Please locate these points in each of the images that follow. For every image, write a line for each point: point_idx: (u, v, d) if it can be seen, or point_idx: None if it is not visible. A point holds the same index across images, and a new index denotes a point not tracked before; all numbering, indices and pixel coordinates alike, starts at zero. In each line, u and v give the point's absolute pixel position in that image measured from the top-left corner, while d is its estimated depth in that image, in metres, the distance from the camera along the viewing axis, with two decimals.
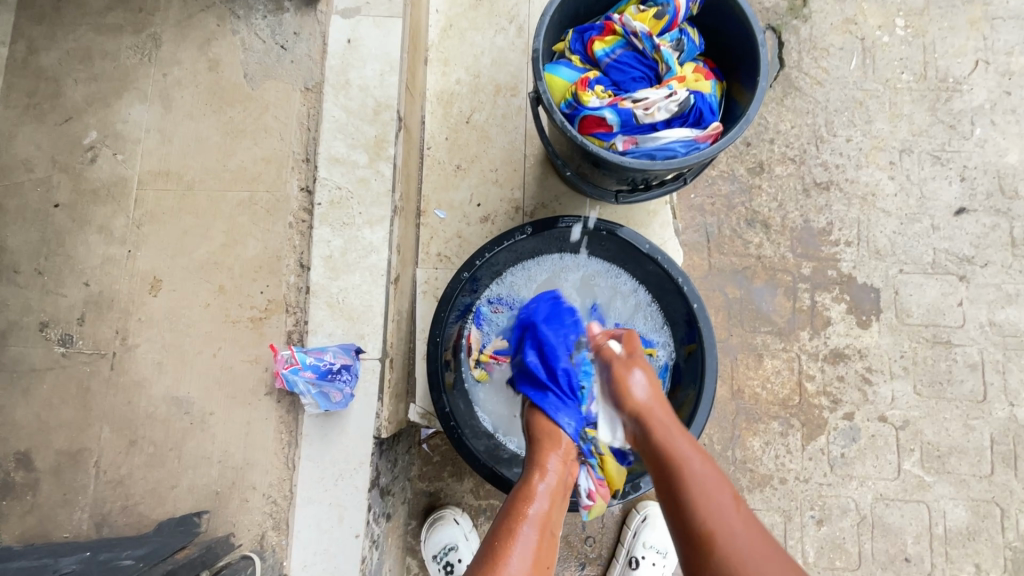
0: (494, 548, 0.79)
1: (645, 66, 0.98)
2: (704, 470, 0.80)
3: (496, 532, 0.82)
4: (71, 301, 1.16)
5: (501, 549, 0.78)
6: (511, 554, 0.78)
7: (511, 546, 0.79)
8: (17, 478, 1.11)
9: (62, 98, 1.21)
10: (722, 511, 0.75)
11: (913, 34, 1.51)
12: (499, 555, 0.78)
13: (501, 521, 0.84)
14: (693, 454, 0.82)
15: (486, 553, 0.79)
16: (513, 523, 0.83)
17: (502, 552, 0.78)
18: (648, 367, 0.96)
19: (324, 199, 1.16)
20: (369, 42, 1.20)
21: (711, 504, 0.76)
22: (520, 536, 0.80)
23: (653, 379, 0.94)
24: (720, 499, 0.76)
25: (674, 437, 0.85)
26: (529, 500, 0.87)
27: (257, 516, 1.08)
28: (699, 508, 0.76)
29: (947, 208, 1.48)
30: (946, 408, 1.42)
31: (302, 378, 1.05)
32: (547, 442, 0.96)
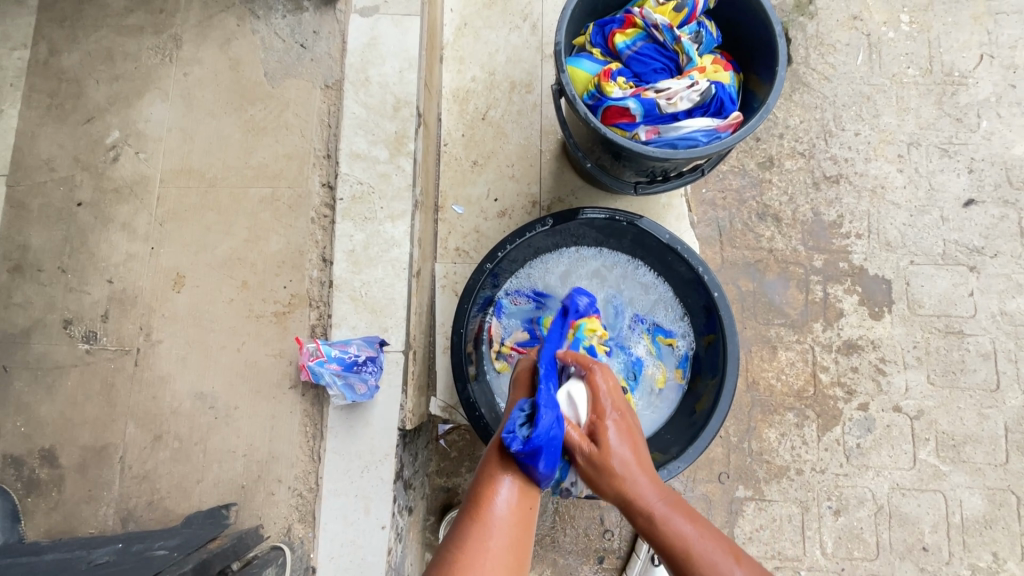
0: (478, 491, 0.77)
1: (666, 57, 1.01)
2: (702, 549, 0.71)
3: (480, 477, 0.80)
4: (95, 299, 1.17)
5: (484, 493, 0.77)
6: (498, 491, 0.76)
7: (497, 483, 0.77)
8: (42, 475, 1.11)
9: (84, 98, 1.23)
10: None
11: (918, 30, 1.54)
12: (487, 498, 0.76)
13: (483, 465, 0.81)
14: (687, 530, 0.73)
15: (472, 498, 0.77)
16: (494, 465, 0.80)
17: (488, 495, 0.76)
18: (620, 435, 0.83)
19: (346, 194, 1.17)
20: (388, 40, 1.21)
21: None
22: (506, 476, 0.78)
23: (630, 447, 0.82)
24: (725, 571, 0.68)
25: (662, 516, 0.75)
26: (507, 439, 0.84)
27: (283, 508, 1.09)
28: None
29: (956, 200, 1.49)
30: (960, 397, 1.44)
31: (327, 370, 1.07)
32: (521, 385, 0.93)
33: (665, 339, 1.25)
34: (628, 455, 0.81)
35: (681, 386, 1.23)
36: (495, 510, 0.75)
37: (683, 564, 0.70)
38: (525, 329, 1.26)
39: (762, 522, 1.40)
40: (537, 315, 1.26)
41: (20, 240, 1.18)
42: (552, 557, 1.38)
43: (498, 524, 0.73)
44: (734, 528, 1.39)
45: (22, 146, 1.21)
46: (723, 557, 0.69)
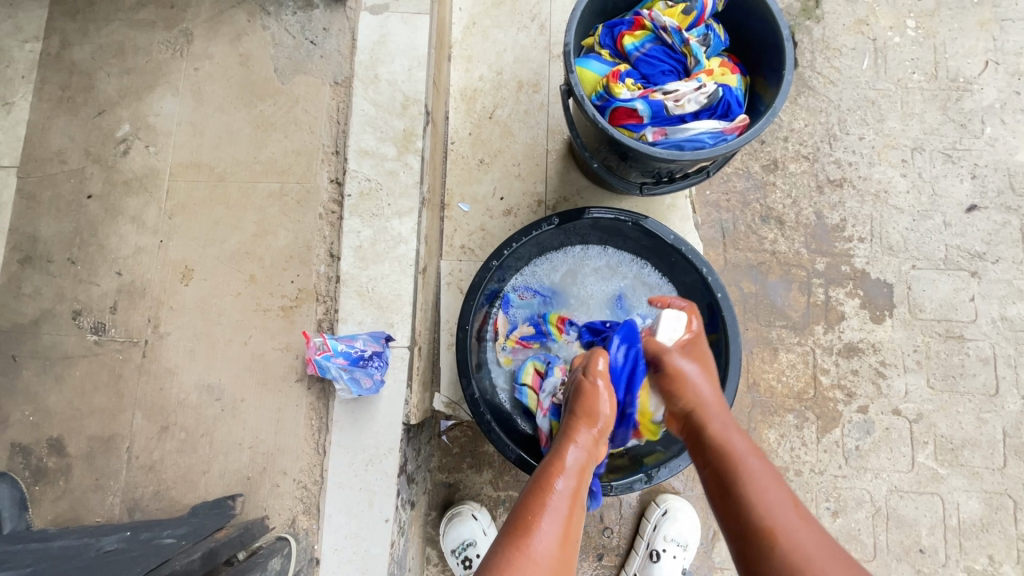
0: (522, 518, 0.74)
1: (673, 59, 1.02)
2: (758, 469, 0.79)
3: (525, 502, 0.76)
4: (103, 290, 1.18)
5: (530, 520, 0.73)
6: (542, 524, 0.72)
7: (540, 518, 0.73)
8: (50, 464, 1.12)
9: (95, 91, 1.24)
10: (780, 516, 0.73)
11: (923, 35, 1.54)
12: (530, 526, 0.72)
13: (529, 494, 0.77)
14: (746, 451, 0.82)
15: (515, 522, 0.74)
16: (542, 496, 0.76)
17: (532, 525, 0.72)
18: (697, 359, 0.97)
19: (353, 190, 1.18)
20: (397, 38, 1.22)
21: (767, 507, 0.74)
22: (552, 509, 0.75)
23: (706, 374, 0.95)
24: (773, 495, 0.76)
25: (728, 434, 0.85)
26: (562, 474, 0.80)
27: (288, 500, 1.10)
28: (755, 508, 0.75)
29: (958, 205, 1.50)
30: (959, 401, 1.45)
31: (333, 364, 1.08)
32: (585, 418, 0.88)
33: None
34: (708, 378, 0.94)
35: None
36: (535, 543, 0.70)
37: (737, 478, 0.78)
38: (531, 324, 1.27)
39: None
40: (542, 311, 1.28)
41: (30, 231, 1.20)
42: None
43: (539, 561, 0.69)
44: None
45: (33, 138, 1.22)
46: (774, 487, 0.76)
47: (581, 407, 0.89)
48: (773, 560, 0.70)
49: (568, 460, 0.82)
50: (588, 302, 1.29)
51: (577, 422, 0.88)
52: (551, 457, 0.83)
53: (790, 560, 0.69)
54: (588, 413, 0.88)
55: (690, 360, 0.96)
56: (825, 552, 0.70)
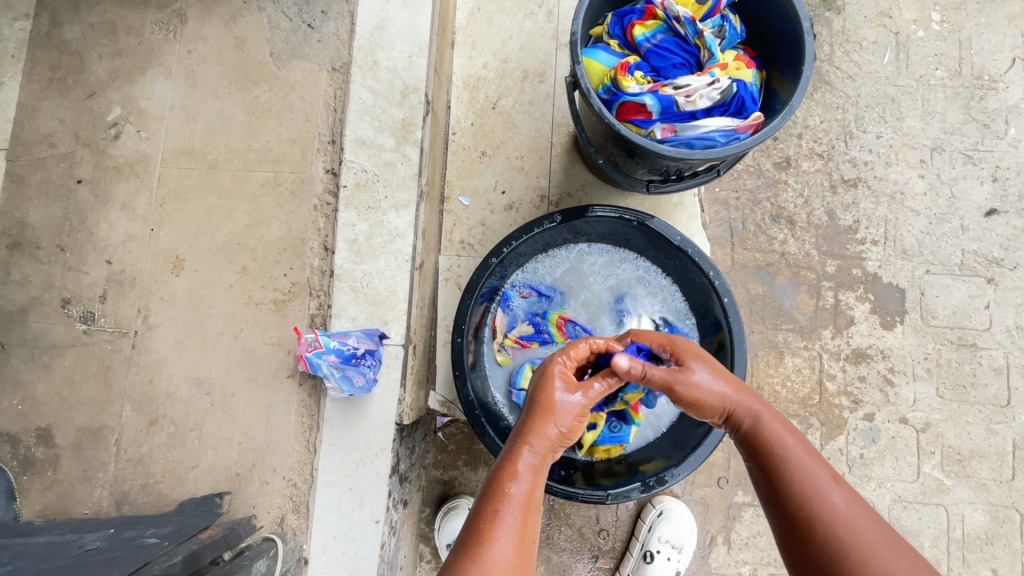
0: (478, 527, 0.68)
1: (686, 51, 0.96)
2: (798, 457, 0.73)
3: (479, 505, 0.71)
4: (93, 279, 1.15)
5: (486, 529, 0.67)
6: (497, 537, 0.66)
7: (497, 525, 0.67)
8: (38, 454, 1.11)
9: (85, 72, 1.19)
10: (831, 509, 0.67)
11: (949, 29, 1.47)
12: (486, 537, 0.66)
13: (484, 500, 0.71)
14: (788, 441, 0.75)
15: (470, 532, 0.68)
16: (497, 503, 0.70)
17: (486, 535, 0.66)
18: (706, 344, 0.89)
19: (349, 181, 1.14)
20: (398, 23, 1.17)
21: (814, 498, 0.68)
22: (508, 513, 0.69)
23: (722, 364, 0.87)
24: (820, 482, 0.69)
25: (764, 426, 0.78)
26: (516, 479, 0.73)
27: (277, 498, 1.08)
28: (794, 498, 0.69)
29: (978, 209, 1.45)
30: (969, 411, 1.40)
31: (325, 362, 1.05)
32: (539, 419, 0.80)
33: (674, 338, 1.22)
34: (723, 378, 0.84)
35: None
36: (492, 553, 0.65)
37: (779, 466, 0.72)
38: (531, 323, 1.23)
39: (758, 528, 1.37)
40: (543, 309, 1.24)
41: (19, 216, 1.17)
42: (546, 555, 1.37)
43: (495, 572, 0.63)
44: (731, 533, 1.37)
45: (22, 120, 1.19)
46: (822, 474, 0.70)
47: (535, 406, 0.81)
48: (816, 555, 0.65)
49: (522, 466, 0.75)
50: (590, 301, 1.25)
51: (532, 422, 0.79)
52: (504, 460, 0.77)
53: (826, 553, 0.64)
54: (541, 408, 0.80)
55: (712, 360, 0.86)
56: (880, 540, 0.64)
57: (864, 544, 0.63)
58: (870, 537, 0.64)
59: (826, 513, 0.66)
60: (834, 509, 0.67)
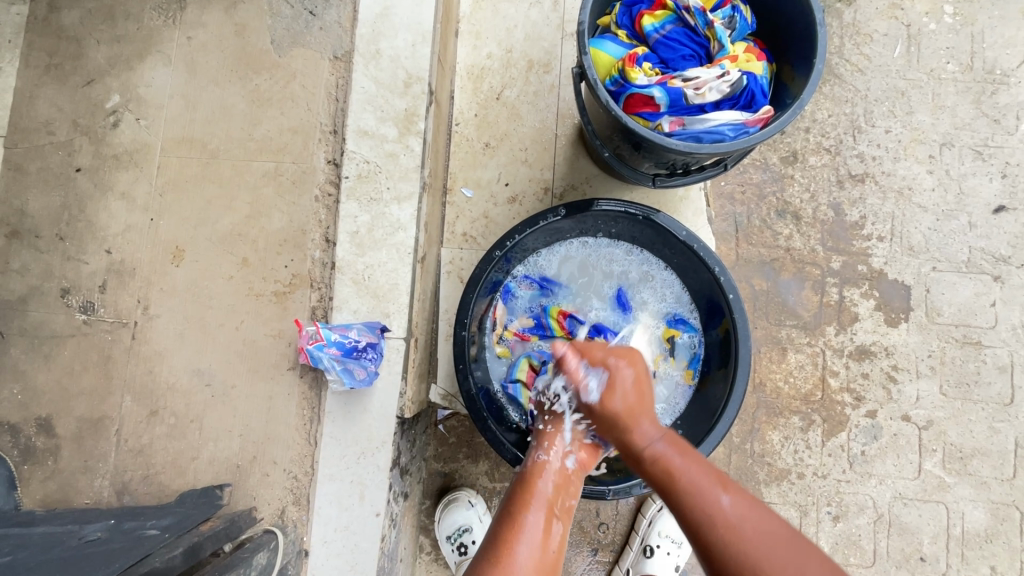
0: (500, 534, 0.76)
1: (696, 43, 0.95)
2: (694, 480, 0.77)
3: (501, 518, 0.80)
4: (92, 269, 1.14)
5: (509, 534, 0.76)
6: (518, 540, 0.75)
7: (520, 531, 0.76)
8: (39, 443, 1.10)
9: (83, 59, 1.18)
10: (717, 511, 0.72)
11: (961, 22, 1.45)
12: (509, 542, 0.74)
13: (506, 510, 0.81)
14: (681, 462, 0.80)
15: (494, 540, 0.76)
16: (521, 510, 0.80)
17: (510, 539, 0.75)
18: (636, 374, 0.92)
19: (351, 172, 1.13)
20: (402, 10, 1.14)
21: (706, 510, 0.73)
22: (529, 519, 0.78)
23: (638, 386, 0.90)
24: (708, 489, 0.75)
25: (657, 448, 0.82)
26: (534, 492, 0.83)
27: (278, 490, 1.09)
28: (693, 513, 0.74)
29: (986, 206, 1.43)
30: (972, 409, 1.40)
31: (326, 355, 1.04)
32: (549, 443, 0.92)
33: (680, 331, 1.21)
34: (631, 395, 0.89)
35: (690, 388, 1.19)
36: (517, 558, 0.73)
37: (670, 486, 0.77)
38: (532, 316, 1.23)
39: None
40: (544, 302, 1.23)
41: (18, 205, 1.15)
42: None
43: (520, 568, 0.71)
44: None
45: (20, 106, 1.17)
46: (709, 483, 0.76)
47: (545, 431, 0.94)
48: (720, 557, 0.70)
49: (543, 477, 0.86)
50: (592, 294, 1.24)
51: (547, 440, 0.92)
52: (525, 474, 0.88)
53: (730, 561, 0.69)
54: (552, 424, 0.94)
55: (624, 380, 0.90)
56: (771, 546, 0.69)
57: (748, 541, 0.69)
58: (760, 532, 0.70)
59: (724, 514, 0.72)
60: (722, 517, 0.72)
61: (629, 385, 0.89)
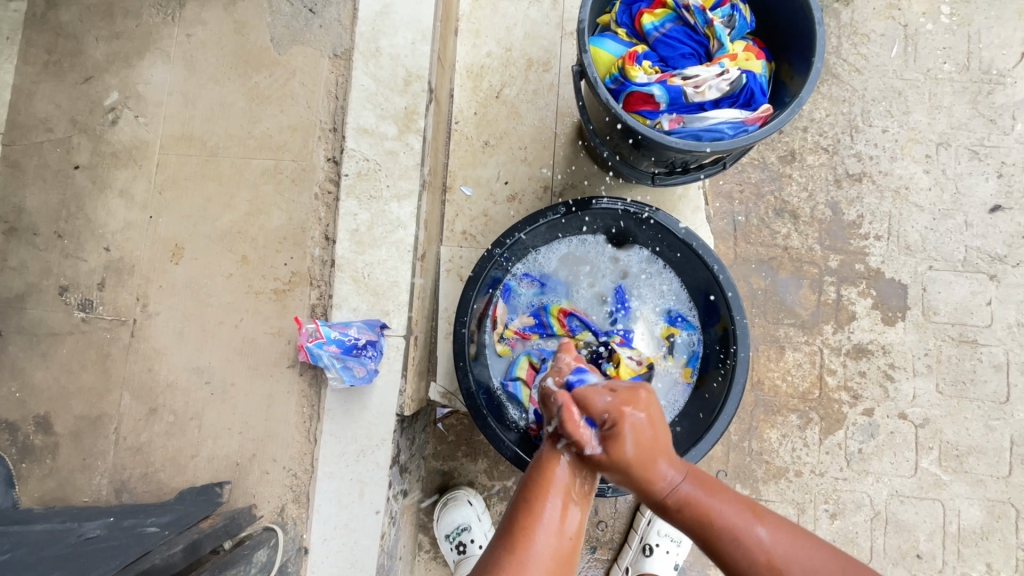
0: (514, 520, 0.73)
1: (695, 41, 0.95)
2: (726, 513, 0.74)
3: (515, 506, 0.76)
4: (91, 266, 1.14)
5: (525, 524, 0.72)
6: (535, 532, 0.71)
7: (536, 520, 0.73)
8: (37, 441, 1.10)
9: (82, 56, 1.17)
10: (758, 548, 0.71)
11: (958, 23, 1.46)
12: (525, 533, 0.71)
13: (521, 497, 0.76)
14: (711, 502, 0.75)
15: (508, 529, 0.73)
16: (538, 499, 0.75)
17: (526, 533, 0.71)
18: (644, 417, 0.79)
19: (351, 170, 1.13)
20: (401, 8, 1.15)
21: (746, 549, 0.71)
22: (546, 513, 0.73)
23: (655, 435, 0.79)
24: (743, 521, 0.73)
25: (682, 488, 0.77)
26: (551, 478, 0.77)
27: (278, 488, 1.09)
28: (738, 553, 0.71)
29: (982, 205, 1.44)
30: (968, 408, 1.41)
31: (326, 353, 1.04)
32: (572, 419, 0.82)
33: (679, 329, 1.22)
34: (648, 447, 0.77)
35: (689, 385, 1.19)
36: (534, 549, 0.70)
37: (708, 528, 0.74)
38: (532, 314, 1.23)
39: None
40: (544, 300, 1.23)
41: (16, 202, 1.15)
42: None
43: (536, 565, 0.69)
44: None
45: (18, 103, 1.17)
46: (742, 514, 0.74)
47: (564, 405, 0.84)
48: None
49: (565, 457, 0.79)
50: (592, 292, 1.25)
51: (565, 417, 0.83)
52: (543, 451, 0.81)
53: None
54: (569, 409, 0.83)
55: (636, 437, 0.77)
56: (819, 570, 0.69)
57: (805, 574, 0.68)
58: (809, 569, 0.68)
59: (776, 553, 0.70)
60: (767, 553, 0.70)
61: (646, 440, 0.77)
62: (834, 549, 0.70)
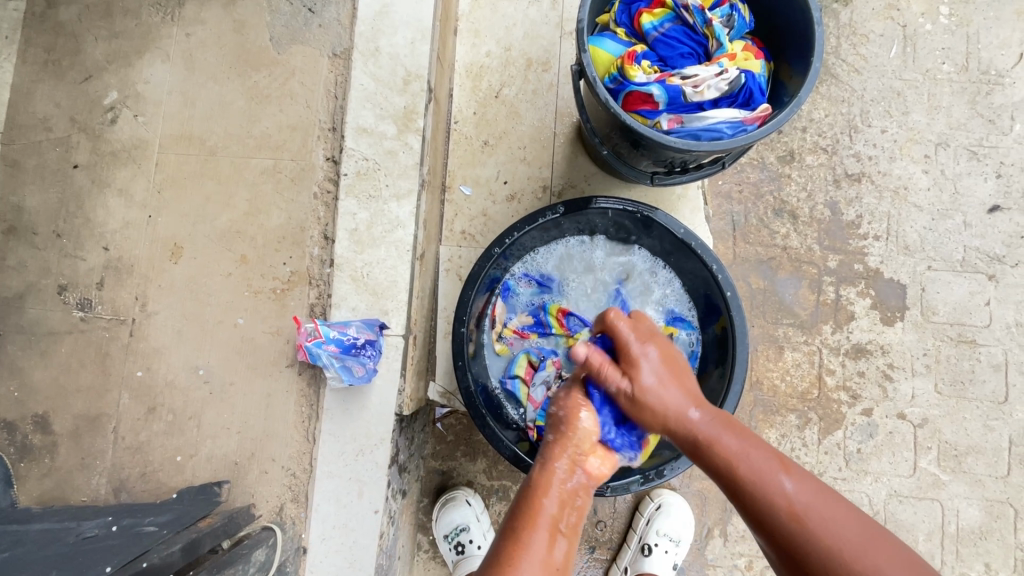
0: (500, 554, 0.72)
1: (694, 41, 0.95)
2: (748, 459, 0.75)
3: (502, 535, 0.75)
4: (90, 265, 1.14)
5: (511, 557, 0.70)
6: (520, 563, 0.70)
7: (523, 555, 0.71)
8: (35, 441, 1.10)
9: (81, 55, 1.17)
10: (782, 497, 0.71)
11: (957, 23, 1.46)
12: (511, 564, 0.70)
13: (507, 527, 0.75)
14: (732, 443, 0.77)
15: (495, 560, 0.71)
16: (525, 529, 0.74)
17: (511, 563, 0.69)
18: (670, 358, 0.87)
19: (350, 169, 1.13)
20: (401, 8, 1.15)
21: (769, 497, 0.71)
22: (532, 542, 0.72)
23: (678, 375, 0.85)
24: (767, 468, 0.73)
25: (703, 429, 0.80)
26: (539, 510, 0.76)
27: (276, 487, 1.09)
28: (763, 503, 0.71)
29: (981, 205, 1.44)
30: (967, 408, 1.41)
31: (325, 352, 1.04)
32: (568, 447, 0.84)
33: (678, 329, 1.22)
34: (665, 380, 0.84)
35: None
36: None
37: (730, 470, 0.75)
38: (531, 314, 1.23)
39: None
40: (543, 300, 1.23)
41: (15, 201, 1.15)
42: None
43: None
44: (728, 525, 1.38)
45: (17, 102, 1.17)
46: (769, 463, 0.74)
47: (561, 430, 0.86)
48: (803, 549, 0.68)
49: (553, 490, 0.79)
50: (591, 292, 1.25)
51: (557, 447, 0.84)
52: (530, 482, 0.81)
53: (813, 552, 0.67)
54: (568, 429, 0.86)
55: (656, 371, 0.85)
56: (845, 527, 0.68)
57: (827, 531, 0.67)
58: (829, 517, 0.68)
59: (797, 502, 0.70)
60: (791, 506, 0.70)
61: (666, 376, 0.84)
62: (861, 511, 0.69)
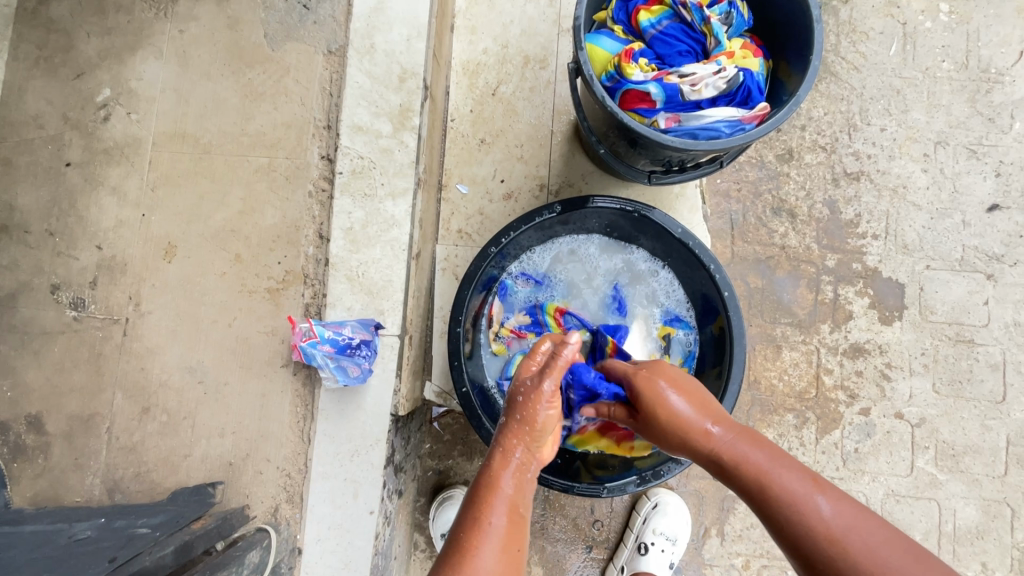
0: (460, 538, 0.68)
1: (692, 39, 0.95)
2: (777, 476, 0.72)
3: (459, 521, 0.71)
4: (83, 264, 1.13)
5: (470, 542, 0.67)
6: (480, 547, 0.66)
7: (483, 537, 0.67)
8: (29, 441, 1.09)
9: (73, 52, 1.16)
10: (819, 520, 0.66)
11: (956, 21, 1.45)
12: (471, 549, 0.66)
13: (466, 511, 0.71)
14: (760, 460, 0.74)
15: (455, 545, 0.68)
16: (482, 512, 0.71)
17: (471, 548, 0.66)
18: (684, 381, 0.86)
19: (345, 168, 1.12)
20: (396, 4, 1.13)
21: (802, 517, 0.67)
22: (491, 527, 0.69)
23: (695, 395, 0.84)
24: (799, 487, 0.70)
25: (727, 445, 0.77)
26: (495, 494, 0.73)
27: (271, 488, 1.08)
28: (794, 523, 0.68)
29: (979, 204, 1.43)
30: (964, 407, 1.40)
31: (320, 352, 1.04)
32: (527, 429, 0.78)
33: (675, 329, 1.21)
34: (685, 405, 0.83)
35: None
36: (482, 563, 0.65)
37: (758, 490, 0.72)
38: (528, 313, 1.23)
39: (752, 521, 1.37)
40: (540, 299, 1.23)
41: (7, 199, 1.14)
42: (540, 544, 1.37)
43: None
44: (724, 525, 1.37)
45: (9, 99, 1.15)
46: (800, 482, 0.70)
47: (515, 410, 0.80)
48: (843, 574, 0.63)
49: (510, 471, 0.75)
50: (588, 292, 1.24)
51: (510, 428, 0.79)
52: (485, 467, 0.76)
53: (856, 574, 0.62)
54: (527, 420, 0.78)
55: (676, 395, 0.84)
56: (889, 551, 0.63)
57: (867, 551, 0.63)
58: (870, 541, 0.64)
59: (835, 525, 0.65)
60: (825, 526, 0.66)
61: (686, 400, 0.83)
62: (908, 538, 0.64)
